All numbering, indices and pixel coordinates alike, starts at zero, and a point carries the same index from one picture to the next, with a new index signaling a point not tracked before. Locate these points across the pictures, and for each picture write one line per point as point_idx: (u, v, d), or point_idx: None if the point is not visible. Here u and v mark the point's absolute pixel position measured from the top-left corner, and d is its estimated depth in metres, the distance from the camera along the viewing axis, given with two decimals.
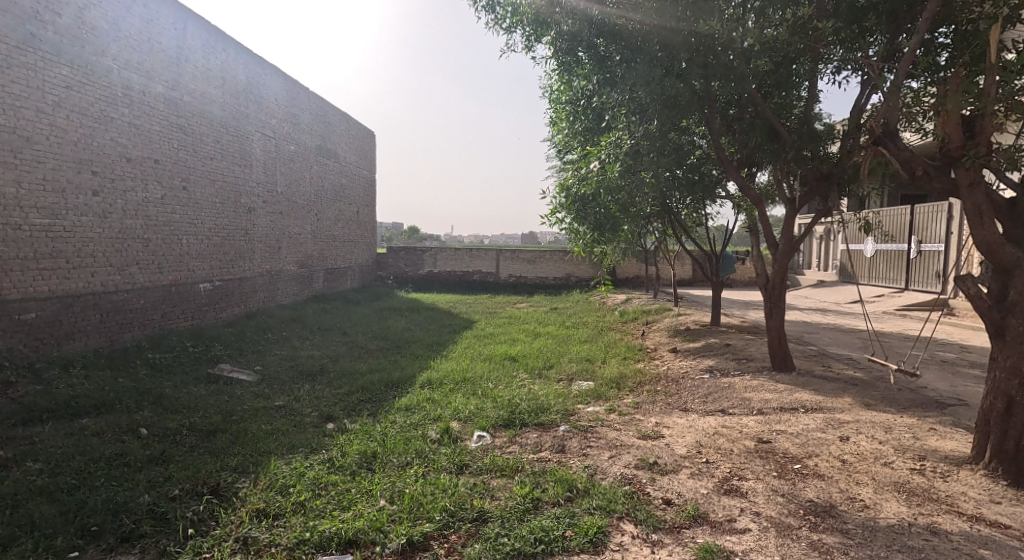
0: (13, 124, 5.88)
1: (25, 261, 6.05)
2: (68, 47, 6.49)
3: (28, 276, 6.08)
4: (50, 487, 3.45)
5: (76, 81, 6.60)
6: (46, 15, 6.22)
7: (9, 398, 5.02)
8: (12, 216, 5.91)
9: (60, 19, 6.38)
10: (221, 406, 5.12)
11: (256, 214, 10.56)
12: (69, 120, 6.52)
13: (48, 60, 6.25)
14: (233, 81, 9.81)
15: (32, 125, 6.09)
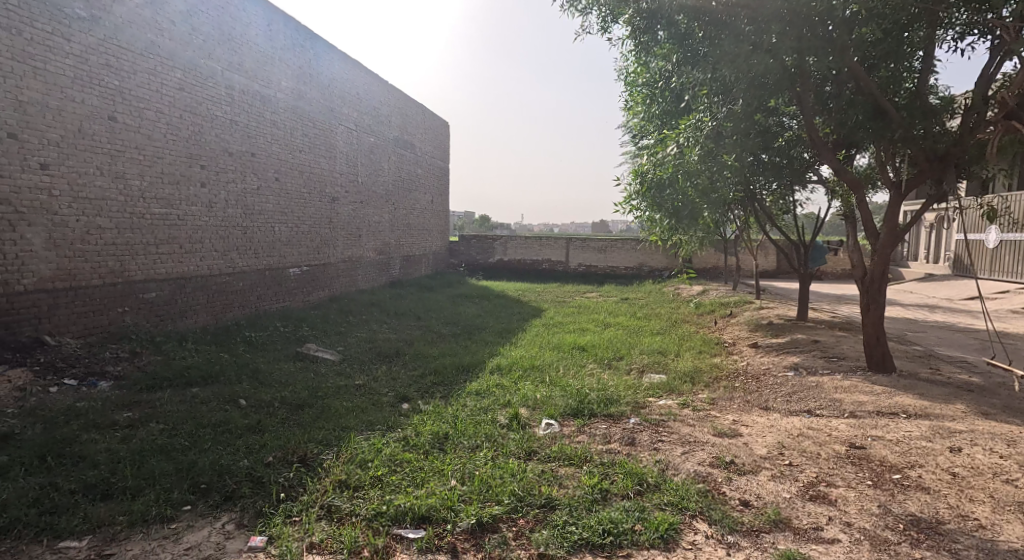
0: (137, 124, 6.43)
1: (148, 249, 6.66)
2: (181, 51, 6.99)
3: (150, 259, 6.70)
4: (167, 447, 3.75)
5: (188, 83, 7.12)
6: (164, 23, 6.73)
7: (134, 366, 5.58)
8: (137, 207, 6.49)
9: (176, 27, 6.89)
10: (308, 382, 5.40)
11: (338, 204, 11.00)
12: (181, 118, 7.03)
13: (165, 65, 6.78)
14: (320, 77, 10.22)
15: (154, 125, 6.65)
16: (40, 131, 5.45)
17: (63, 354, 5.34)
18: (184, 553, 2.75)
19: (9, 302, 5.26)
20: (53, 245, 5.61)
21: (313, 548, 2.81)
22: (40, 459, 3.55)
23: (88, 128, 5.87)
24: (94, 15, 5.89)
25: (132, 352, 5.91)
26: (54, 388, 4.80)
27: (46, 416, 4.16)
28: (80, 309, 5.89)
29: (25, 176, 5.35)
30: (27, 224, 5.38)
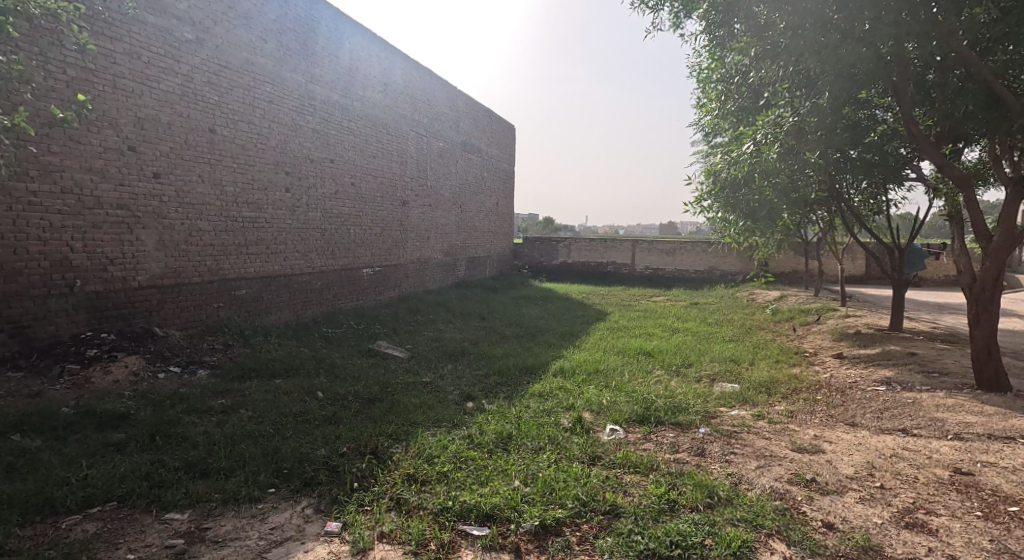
0: (233, 136, 6.98)
1: (239, 249, 7.14)
2: (270, 66, 7.49)
3: (241, 259, 7.17)
4: (255, 432, 3.95)
5: (275, 96, 7.60)
6: (256, 42, 7.25)
7: (227, 356, 5.96)
8: (230, 211, 6.99)
9: (266, 45, 7.41)
10: (379, 378, 5.55)
11: (409, 207, 11.27)
12: (269, 128, 7.52)
13: (257, 80, 7.30)
14: (395, 86, 10.56)
15: (246, 135, 7.18)
16: (154, 144, 6.02)
17: (169, 343, 5.78)
18: (268, 532, 2.87)
19: (125, 297, 5.81)
20: (163, 246, 6.18)
21: (383, 538, 2.85)
22: (149, 437, 3.84)
23: (193, 140, 6.45)
24: (198, 38, 6.44)
25: (226, 344, 6.30)
26: (162, 374, 5.19)
27: (154, 399, 4.50)
28: (182, 303, 6.41)
29: (141, 184, 5.91)
30: (141, 227, 5.93)
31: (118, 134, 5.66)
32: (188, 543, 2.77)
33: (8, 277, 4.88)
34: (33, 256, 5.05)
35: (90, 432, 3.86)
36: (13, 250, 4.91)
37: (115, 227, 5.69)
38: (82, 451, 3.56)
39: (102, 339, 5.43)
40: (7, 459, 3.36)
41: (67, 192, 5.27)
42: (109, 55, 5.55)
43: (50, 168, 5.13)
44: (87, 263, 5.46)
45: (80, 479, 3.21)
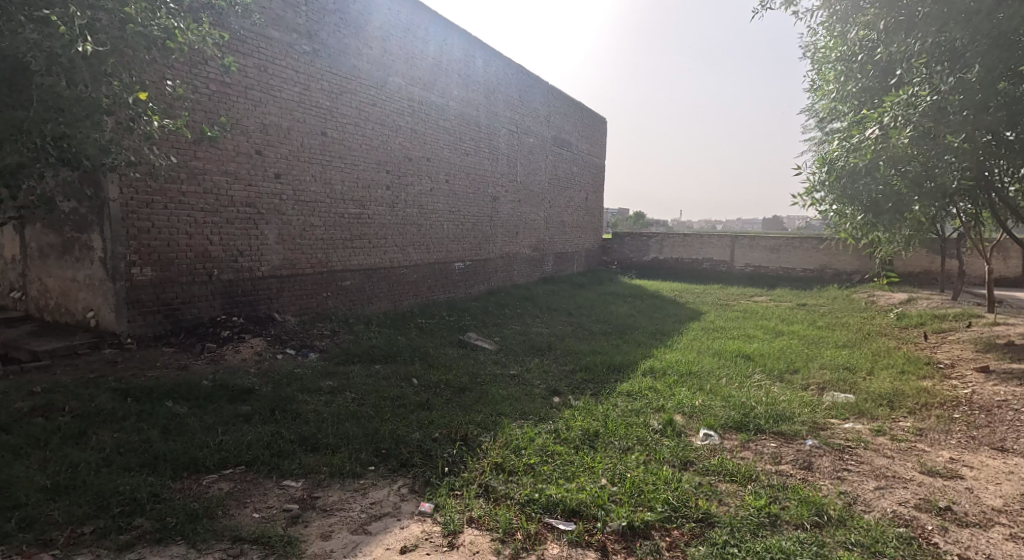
0: (342, 138, 7.36)
1: (345, 243, 7.52)
2: (375, 71, 7.83)
3: (347, 253, 7.55)
4: (357, 413, 4.09)
5: (379, 99, 7.92)
6: (363, 49, 7.60)
7: (332, 341, 6.28)
8: (339, 208, 7.38)
9: (371, 51, 7.74)
10: (469, 368, 5.59)
11: (499, 202, 11.32)
12: (373, 130, 7.86)
13: (363, 85, 7.64)
14: (489, 84, 10.67)
15: (353, 138, 7.54)
16: (277, 148, 6.49)
17: (285, 328, 6.20)
18: (369, 506, 2.93)
19: (251, 284, 6.32)
20: (282, 240, 6.64)
21: (472, 523, 2.81)
22: (270, 411, 4.11)
23: (308, 143, 6.88)
24: (314, 49, 6.87)
25: (333, 330, 6.65)
26: (280, 355, 5.56)
27: (274, 377, 4.82)
28: (297, 292, 6.88)
29: (266, 185, 6.39)
30: (265, 223, 6.42)
31: (248, 139, 6.15)
32: (301, 509, 2.90)
33: (162, 267, 5.47)
34: (182, 248, 5.61)
35: (224, 403, 4.19)
36: (167, 243, 5.48)
37: (244, 222, 6.19)
38: (218, 419, 3.88)
39: (233, 322, 5.93)
40: (160, 421, 3.72)
41: (208, 193, 5.80)
42: (241, 70, 6.04)
43: (196, 172, 5.68)
44: (222, 254, 5.98)
45: (216, 443, 3.48)
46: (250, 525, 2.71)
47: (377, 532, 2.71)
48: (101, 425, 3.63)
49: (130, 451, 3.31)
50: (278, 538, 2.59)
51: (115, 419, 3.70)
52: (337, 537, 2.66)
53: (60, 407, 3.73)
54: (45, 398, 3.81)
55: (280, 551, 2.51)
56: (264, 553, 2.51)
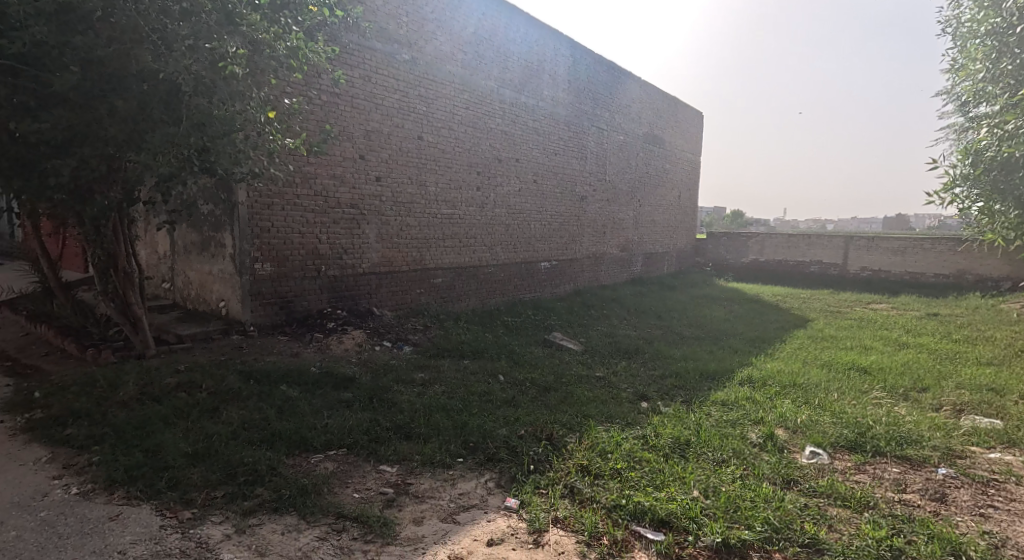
0: (436, 141, 7.60)
1: (437, 242, 7.77)
2: (469, 75, 8.02)
3: (439, 251, 7.79)
4: (447, 406, 4.20)
5: (471, 102, 8.10)
6: (458, 54, 7.82)
7: (424, 336, 6.51)
8: (432, 208, 7.63)
9: (465, 55, 7.93)
10: (555, 368, 5.56)
11: (587, 202, 11.16)
12: (465, 133, 8.06)
13: (457, 90, 7.85)
14: (579, 83, 10.56)
15: (446, 141, 7.77)
16: (378, 153, 6.83)
17: (382, 321, 6.51)
18: (457, 497, 2.99)
19: (353, 280, 6.71)
20: (381, 239, 6.99)
21: (558, 523, 2.79)
22: (368, 399, 4.33)
23: (405, 147, 7.17)
24: (413, 58, 7.16)
25: (425, 325, 6.89)
26: (378, 346, 5.85)
27: (373, 367, 5.08)
28: (393, 288, 7.20)
29: (368, 187, 6.75)
30: (367, 223, 6.78)
31: (353, 145, 6.53)
32: (396, 493, 3.01)
33: (279, 262, 5.95)
34: (296, 246, 6.07)
35: (329, 390, 4.48)
36: (283, 241, 5.96)
37: (348, 222, 6.57)
38: (323, 403, 4.14)
39: (337, 314, 6.33)
40: (275, 402, 4.05)
41: (318, 196, 6.23)
42: (349, 81, 6.42)
43: (309, 176, 6.13)
44: (329, 252, 6.40)
45: (322, 426, 3.72)
46: (351, 504, 2.86)
47: (465, 523, 2.76)
48: (228, 402, 4.00)
49: (252, 427, 3.63)
50: (376, 518, 2.71)
51: (240, 398, 4.06)
52: (429, 524, 2.74)
53: (195, 384, 4.15)
54: (184, 376, 4.26)
55: (377, 531, 2.62)
56: (363, 531, 2.64)
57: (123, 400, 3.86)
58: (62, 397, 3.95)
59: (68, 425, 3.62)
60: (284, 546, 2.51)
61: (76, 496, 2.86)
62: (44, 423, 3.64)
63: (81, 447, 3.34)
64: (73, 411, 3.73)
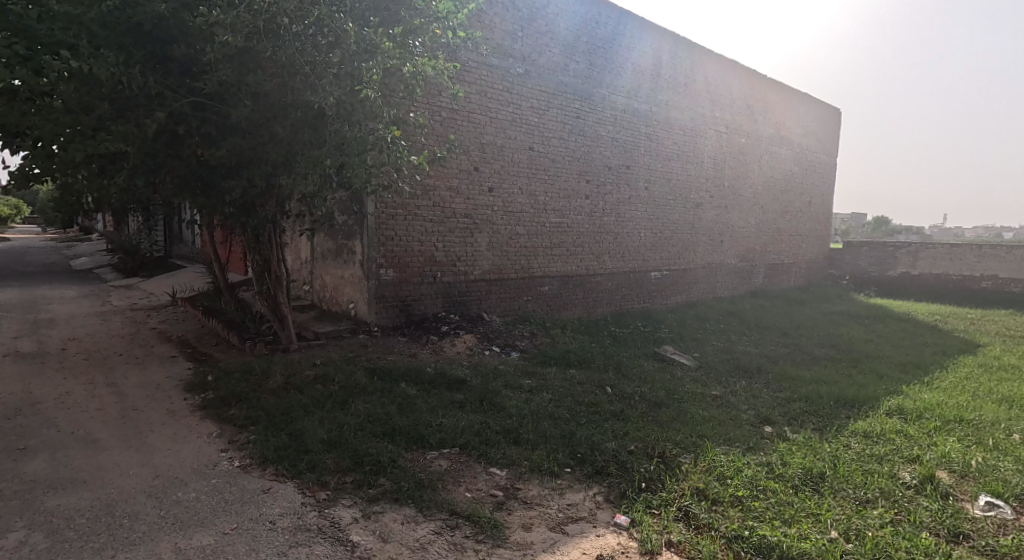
0: (546, 150, 7.72)
1: (545, 250, 7.87)
2: (581, 84, 8.06)
3: (547, 260, 7.90)
4: (554, 414, 4.25)
5: (583, 111, 8.13)
6: (571, 65, 7.90)
7: (533, 343, 6.61)
8: (541, 217, 7.76)
9: (578, 65, 7.98)
10: (666, 383, 5.39)
11: (703, 210, 10.67)
12: (576, 142, 8.09)
13: (568, 99, 7.92)
14: (697, 85, 10.14)
15: (557, 150, 7.86)
16: (491, 164, 7.09)
17: (491, 327, 6.72)
18: (566, 507, 3.02)
19: (466, 286, 7.00)
20: (492, 247, 7.23)
21: (672, 547, 2.72)
22: (479, 402, 4.50)
23: (517, 158, 7.37)
24: (527, 71, 7.35)
25: (533, 332, 7.00)
26: (487, 351, 6.06)
27: (483, 371, 5.27)
28: (503, 295, 7.41)
29: (481, 198, 7.03)
30: (479, 232, 7.06)
31: (468, 157, 6.84)
32: (505, 497, 3.11)
33: (400, 268, 6.39)
34: (415, 254, 6.48)
35: (443, 390, 4.72)
36: (404, 249, 6.39)
37: (462, 231, 6.89)
38: (439, 403, 4.38)
39: (450, 319, 6.64)
40: (397, 399, 4.35)
41: (436, 207, 6.61)
42: (467, 97, 6.75)
43: (429, 188, 6.52)
44: (444, 259, 6.75)
45: (437, 424, 3.94)
46: (464, 502, 2.99)
47: (573, 534, 2.78)
48: (355, 395, 4.36)
49: (375, 421, 3.93)
50: (486, 519, 2.81)
51: (365, 392, 4.42)
52: (537, 531, 2.80)
53: (330, 377, 4.57)
54: (319, 369, 4.72)
55: (488, 533, 2.73)
56: (474, 530, 2.76)
57: (272, 388, 4.36)
58: (225, 382, 4.56)
59: (230, 407, 4.17)
60: (404, 535, 2.70)
61: (236, 468, 3.29)
62: (212, 403, 4.23)
63: (240, 426, 3.84)
64: (234, 394, 4.29)
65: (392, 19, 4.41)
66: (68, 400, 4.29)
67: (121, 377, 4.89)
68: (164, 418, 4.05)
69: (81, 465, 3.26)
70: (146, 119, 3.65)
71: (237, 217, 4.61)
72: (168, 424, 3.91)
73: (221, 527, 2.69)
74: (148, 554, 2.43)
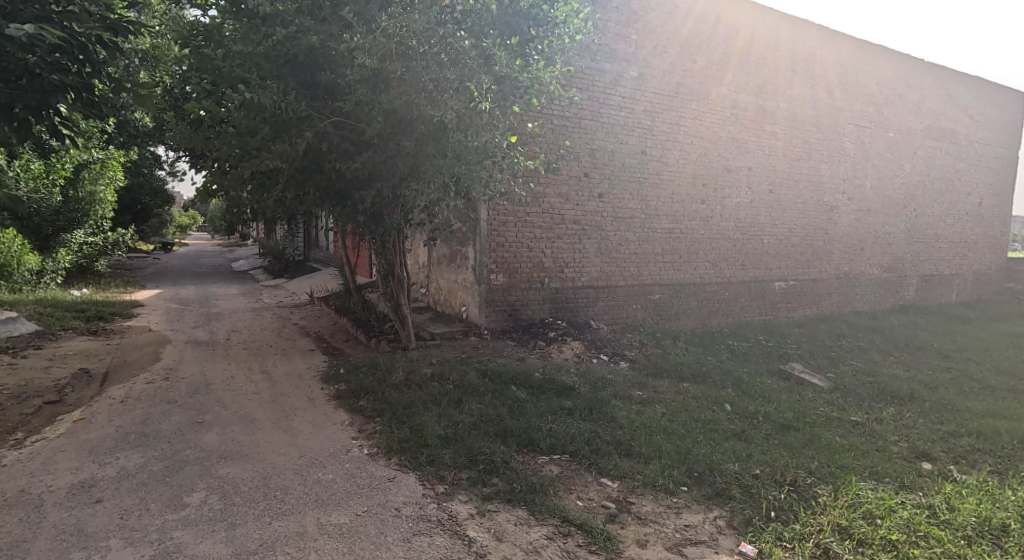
0: (659, 153, 7.51)
1: (656, 258, 7.66)
2: (699, 83, 7.76)
3: (658, 267, 7.68)
4: (668, 429, 4.12)
5: (700, 111, 7.81)
6: (688, 64, 7.63)
7: (643, 353, 6.45)
8: (653, 222, 7.56)
9: (695, 64, 7.69)
10: (794, 404, 5.00)
11: (839, 214, 9.74)
12: (692, 144, 7.78)
13: (685, 100, 7.65)
14: (834, 77, 9.28)
15: (672, 153, 7.61)
16: (602, 170, 7.05)
17: (600, 334, 6.66)
18: (684, 528, 2.92)
19: (573, 293, 7.01)
20: (601, 254, 7.17)
21: None
22: (588, 409, 4.49)
23: (629, 162, 7.25)
24: (641, 73, 7.22)
25: (643, 341, 6.82)
26: (596, 359, 6.02)
27: (592, 379, 5.24)
28: (611, 302, 7.32)
29: (591, 204, 7.02)
30: (588, 238, 7.04)
31: (579, 164, 6.86)
32: (618, 509, 3.07)
33: (509, 273, 6.57)
34: (525, 259, 6.63)
35: (552, 395, 4.77)
36: (515, 254, 6.57)
37: (572, 237, 6.91)
38: (548, 408, 4.43)
39: (558, 325, 6.69)
40: (508, 401, 4.47)
41: (545, 214, 6.71)
42: (579, 103, 6.79)
43: (539, 195, 6.65)
44: (553, 265, 6.82)
45: (547, 429, 3.99)
46: (576, 511, 3.01)
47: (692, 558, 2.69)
48: (469, 394, 4.55)
49: (488, 421, 4.07)
50: (599, 531, 2.80)
51: (478, 393, 4.59)
52: (653, 549, 2.73)
53: (445, 376, 4.80)
54: (436, 368, 4.99)
55: (602, 545, 2.71)
56: (587, 540, 2.75)
57: (395, 383, 4.68)
58: (355, 375, 4.97)
59: (359, 398, 4.54)
60: (518, 536, 2.76)
61: (366, 455, 3.58)
62: (344, 394, 4.63)
63: (369, 417, 4.16)
64: (362, 387, 4.66)
65: (509, 33, 4.58)
66: (230, 383, 4.92)
67: (271, 365, 5.51)
68: (305, 404, 4.50)
69: (243, 440, 3.73)
70: (298, 138, 4.11)
71: (368, 225, 5.02)
72: (309, 410, 4.35)
73: (355, 508, 2.93)
74: (297, 525, 2.72)
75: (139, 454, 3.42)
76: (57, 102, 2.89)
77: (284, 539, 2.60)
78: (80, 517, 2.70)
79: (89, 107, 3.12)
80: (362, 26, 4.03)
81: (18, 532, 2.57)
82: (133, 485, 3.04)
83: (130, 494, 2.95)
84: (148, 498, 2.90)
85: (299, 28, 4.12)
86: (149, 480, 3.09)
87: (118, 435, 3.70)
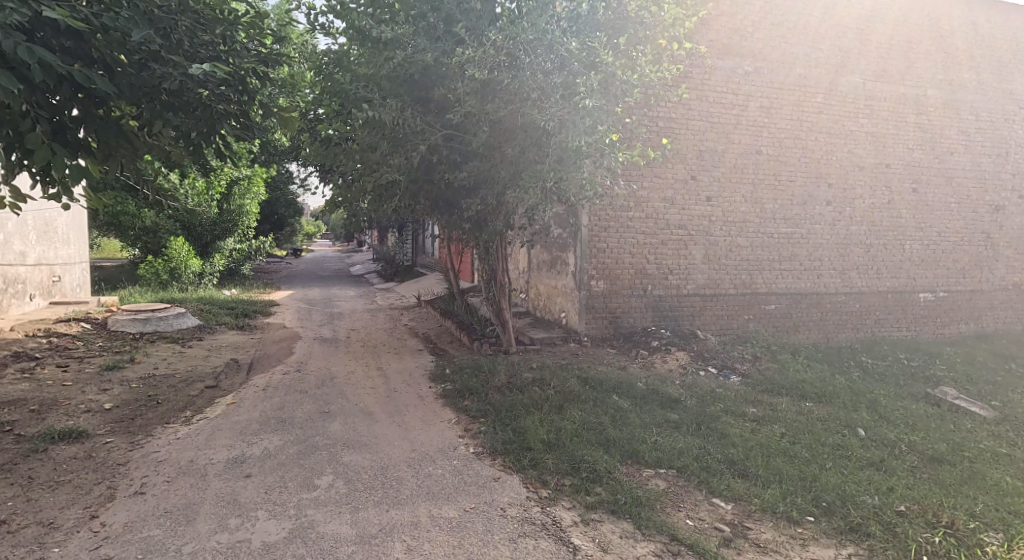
0: (778, 152, 7.03)
1: (773, 264, 7.17)
2: (825, 74, 7.17)
3: (775, 275, 7.19)
4: (788, 451, 3.84)
5: (826, 105, 7.21)
6: (812, 54, 7.08)
7: (758, 368, 6.04)
8: (769, 226, 7.09)
9: (821, 53, 7.11)
10: (945, 434, 4.42)
11: (1006, 216, 8.45)
12: (817, 141, 7.20)
13: (809, 93, 7.11)
14: (996, 56, 8.11)
15: (791, 151, 7.10)
16: (711, 172, 6.74)
17: (708, 346, 6.35)
18: None
19: (678, 301, 6.76)
20: (710, 261, 6.86)
21: None
22: (696, 424, 4.30)
23: (743, 162, 6.86)
24: (757, 68, 6.83)
25: (757, 355, 6.40)
26: (704, 371, 5.75)
27: (701, 392, 5.01)
28: (721, 312, 6.96)
29: (698, 207, 6.75)
30: (695, 243, 6.76)
31: (685, 165, 6.63)
32: (733, 533, 2.91)
33: (610, 280, 6.50)
34: (627, 266, 6.53)
35: (656, 407, 4.63)
36: (616, 260, 6.50)
37: (677, 243, 6.69)
38: (653, 420, 4.30)
39: (662, 334, 6.49)
40: (610, 410, 4.40)
41: (649, 218, 6.56)
42: (687, 103, 6.58)
43: (643, 200, 6.52)
44: (656, 272, 6.64)
45: (652, 442, 3.88)
46: (687, 530, 2.88)
47: None
48: (571, 400, 4.55)
49: (591, 429, 4.03)
50: (714, 555, 2.66)
51: (580, 399, 4.57)
52: None
53: (547, 382, 4.83)
54: (538, 373, 5.04)
55: None
56: None
57: (499, 385, 4.79)
58: (461, 376, 5.16)
59: (465, 398, 4.71)
60: (625, 549, 2.71)
61: (472, 454, 3.69)
62: (451, 393, 4.82)
63: (474, 417, 4.29)
64: (468, 388, 4.83)
65: (615, 37, 4.56)
66: (351, 377, 5.31)
67: (385, 362, 5.87)
68: (416, 400, 4.74)
69: (363, 431, 4.01)
70: (413, 151, 4.37)
71: (475, 231, 5.20)
72: (419, 406, 4.58)
73: (464, 504, 3.03)
74: (411, 514, 2.87)
75: (278, 437, 3.79)
76: (222, 127, 3.32)
77: (401, 527, 2.75)
78: (234, 488, 3.05)
79: (244, 131, 3.54)
80: (474, 41, 4.22)
81: (190, 495, 2.95)
82: (275, 464, 3.37)
83: (273, 471, 3.28)
84: (287, 477, 3.21)
85: (415, 49, 4.31)
86: (287, 461, 3.42)
87: (262, 418, 4.13)
